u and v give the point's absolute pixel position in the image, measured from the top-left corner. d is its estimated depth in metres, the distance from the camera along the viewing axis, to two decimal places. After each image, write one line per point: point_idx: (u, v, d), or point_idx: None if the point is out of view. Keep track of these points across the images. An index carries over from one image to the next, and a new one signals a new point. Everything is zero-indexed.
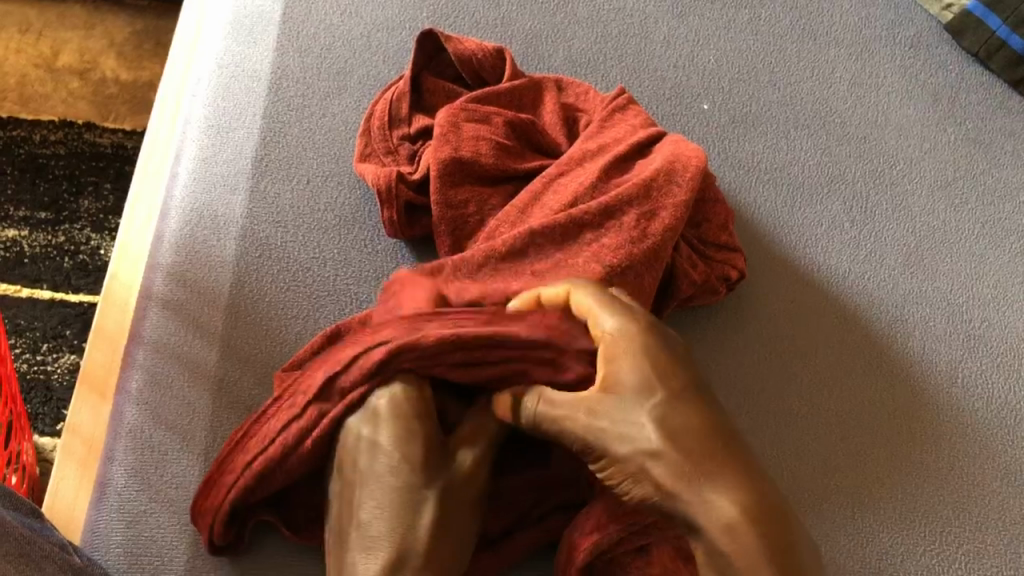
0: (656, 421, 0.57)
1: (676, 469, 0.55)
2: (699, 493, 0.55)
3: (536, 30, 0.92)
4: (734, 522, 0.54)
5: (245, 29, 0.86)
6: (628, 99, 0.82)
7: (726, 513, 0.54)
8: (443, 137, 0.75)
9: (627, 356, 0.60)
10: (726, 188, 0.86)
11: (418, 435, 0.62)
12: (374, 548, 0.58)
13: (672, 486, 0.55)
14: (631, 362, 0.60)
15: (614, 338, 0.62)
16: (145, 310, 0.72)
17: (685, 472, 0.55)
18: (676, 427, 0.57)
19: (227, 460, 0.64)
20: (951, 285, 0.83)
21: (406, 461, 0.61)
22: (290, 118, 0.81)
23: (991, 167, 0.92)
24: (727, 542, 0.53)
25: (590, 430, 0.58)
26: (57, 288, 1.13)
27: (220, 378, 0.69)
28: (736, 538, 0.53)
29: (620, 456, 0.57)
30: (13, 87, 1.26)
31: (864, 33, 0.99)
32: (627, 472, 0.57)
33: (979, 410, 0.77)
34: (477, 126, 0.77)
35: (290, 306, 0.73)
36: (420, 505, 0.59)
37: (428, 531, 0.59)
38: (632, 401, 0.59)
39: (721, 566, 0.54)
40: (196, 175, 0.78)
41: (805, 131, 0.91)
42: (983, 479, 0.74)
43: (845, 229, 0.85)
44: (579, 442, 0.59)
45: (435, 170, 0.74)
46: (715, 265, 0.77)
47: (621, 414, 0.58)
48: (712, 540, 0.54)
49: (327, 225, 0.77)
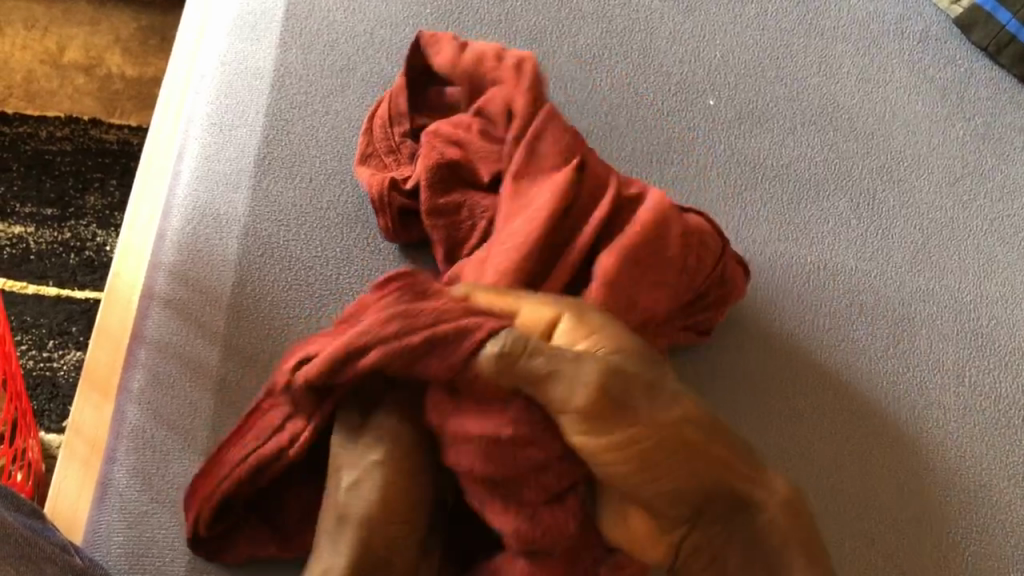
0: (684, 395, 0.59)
1: (728, 446, 0.59)
2: (750, 472, 0.59)
3: (541, 26, 0.92)
4: (787, 496, 0.59)
5: (248, 26, 0.85)
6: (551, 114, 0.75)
7: (780, 490, 0.59)
8: (428, 147, 0.76)
9: (605, 330, 0.61)
10: (732, 186, 0.86)
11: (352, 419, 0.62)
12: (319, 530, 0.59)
13: (731, 460, 0.59)
14: (615, 333, 0.61)
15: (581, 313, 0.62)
16: (147, 309, 0.72)
17: (724, 446, 0.59)
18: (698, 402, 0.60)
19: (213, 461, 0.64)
20: (959, 282, 0.83)
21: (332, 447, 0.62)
22: (292, 116, 0.81)
23: (1000, 163, 0.91)
24: (784, 511, 0.59)
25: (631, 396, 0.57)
26: (63, 284, 1.14)
27: (222, 377, 0.69)
28: (795, 510, 0.59)
29: (661, 422, 0.57)
30: (19, 83, 1.26)
31: (872, 27, 0.98)
32: (680, 445, 0.57)
33: (987, 409, 0.76)
34: (469, 139, 0.77)
35: (291, 306, 0.73)
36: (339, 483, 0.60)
37: (343, 504, 0.58)
38: (652, 370, 0.59)
39: (782, 539, 0.58)
40: (198, 174, 0.77)
41: (812, 127, 0.90)
42: (991, 479, 0.73)
43: (852, 226, 0.85)
44: (614, 408, 0.57)
45: (423, 179, 0.74)
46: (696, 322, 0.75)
47: (652, 381, 0.59)
48: (771, 510, 0.58)
49: (330, 223, 0.76)
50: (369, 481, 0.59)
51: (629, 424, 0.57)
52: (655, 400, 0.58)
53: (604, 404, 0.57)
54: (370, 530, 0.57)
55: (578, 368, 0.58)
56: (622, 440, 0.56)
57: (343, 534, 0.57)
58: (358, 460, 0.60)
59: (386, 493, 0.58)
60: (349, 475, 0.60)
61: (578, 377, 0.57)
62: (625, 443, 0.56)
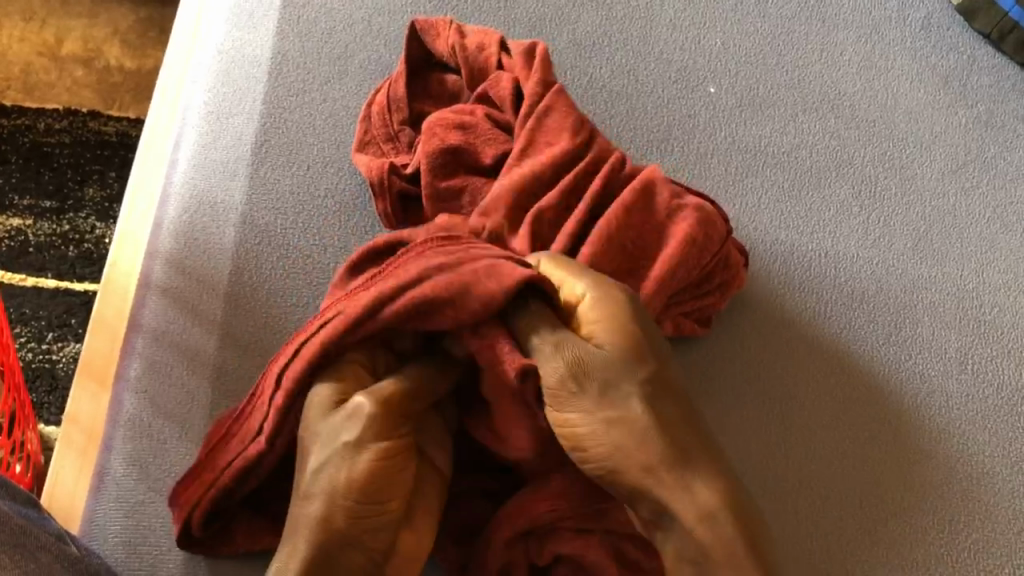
0: (646, 399, 0.58)
1: (662, 452, 0.56)
2: (681, 477, 0.56)
3: (540, 14, 0.91)
4: (714, 509, 0.55)
5: (245, 14, 0.85)
6: (552, 101, 0.75)
7: (707, 501, 0.55)
8: (430, 131, 0.75)
9: (609, 320, 0.61)
10: (733, 173, 0.85)
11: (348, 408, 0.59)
12: (299, 524, 0.55)
13: (655, 466, 0.56)
14: (612, 329, 0.61)
15: (591, 304, 0.62)
16: (143, 299, 0.71)
17: (671, 460, 0.56)
18: (664, 416, 0.58)
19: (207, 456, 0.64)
20: (960, 270, 0.82)
21: (310, 427, 0.59)
22: (290, 104, 0.80)
23: (1004, 151, 0.90)
24: (707, 531, 0.55)
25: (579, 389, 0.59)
26: (61, 277, 1.14)
27: (219, 366, 0.68)
28: (715, 524, 0.55)
29: (601, 420, 0.58)
30: (17, 75, 1.27)
31: (873, 15, 0.98)
32: (607, 441, 0.57)
33: (991, 399, 0.76)
34: (473, 123, 0.75)
35: (289, 294, 0.72)
36: (326, 477, 0.56)
37: (329, 502, 0.55)
38: (618, 378, 0.59)
39: (697, 555, 0.55)
40: (195, 162, 0.77)
41: (813, 114, 0.90)
42: (991, 467, 0.72)
43: (854, 214, 0.84)
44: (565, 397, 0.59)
45: (424, 164, 0.73)
46: (699, 304, 0.74)
47: (611, 381, 0.59)
48: (689, 523, 0.55)
49: (328, 211, 0.76)
50: (341, 464, 0.56)
51: (576, 414, 0.58)
52: (608, 400, 0.58)
53: (559, 390, 0.59)
54: (341, 518, 0.55)
55: (549, 355, 0.60)
56: (564, 421, 0.59)
57: (309, 517, 0.55)
58: (329, 442, 0.57)
59: (356, 471, 0.56)
60: (322, 456, 0.57)
61: (549, 360, 0.60)
62: (568, 424, 0.59)
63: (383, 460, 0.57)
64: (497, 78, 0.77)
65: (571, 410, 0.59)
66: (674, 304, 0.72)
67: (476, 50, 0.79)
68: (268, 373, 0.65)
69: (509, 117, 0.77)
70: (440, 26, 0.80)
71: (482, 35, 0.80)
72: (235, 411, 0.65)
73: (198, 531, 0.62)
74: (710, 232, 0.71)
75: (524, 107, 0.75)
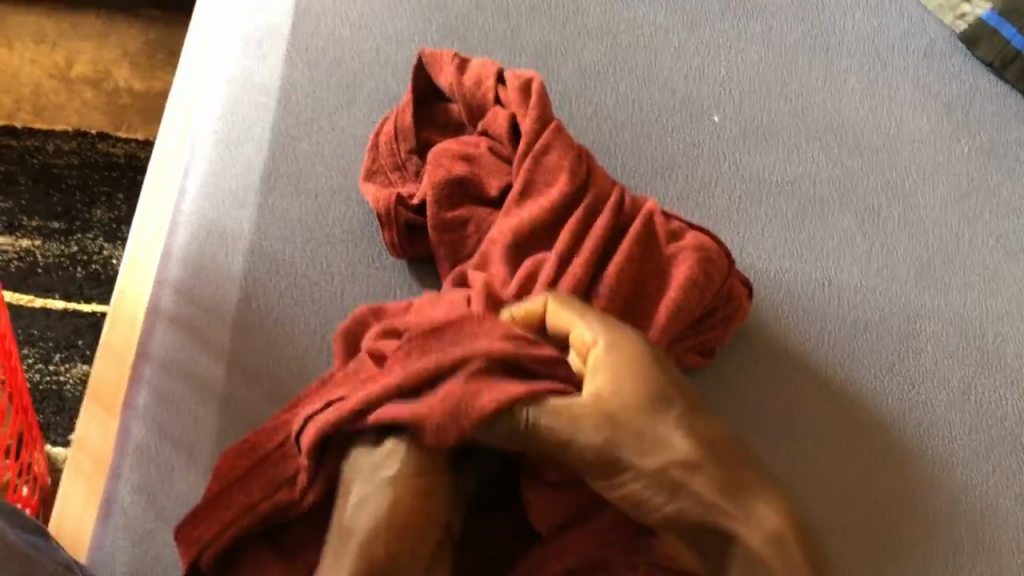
0: (686, 431, 0.60)
1: (716, 480, 0.58)
2: (739, 502, 0.58)
3: (546, 42, 0.92)
4: (780, 531, 0.57)
5: (255, 43, 0.86)
6: (551, 138, 0.76)
7: (772, 524, 0.57)
8: (436, 163, 0.76)
9: (629, 363, 0.63)
10: (737, 201, 0.86)
11: (391, 452, 0.60)
12: (338, 560, 0.56)
13: (713, 496, 0.58)
14: (634, 371, 0.62)
15: (608, 348, 0.64)
16: (152, 327, 0.72)
17: (719, 486, 0.58)
18: (705, 444, 0.60)
19: (225, 486, 0.64)
20: (964, 299, 0.82)
21: (351, 466, 0.60)
22: (299, 133, 0.81)
23: (1006, 180, 0.91)
24: (774, 550, 0.57)
25: (618, 436, 0.60)
26: (69, 297, 1.19)
27: (227, 395, 0.69)
28: (785, 546, 0.57)
29: (651, 463, 0.59)
30: (28, 97, 1.33)
31: (876, 44, 0.99)
32: (658, 483, 0.59)
33: (994, 428, 0.76)
34: (477, 155, 0.77)
35: (297, 322, 0.72)
36: (368, 515, 0.57)
37: (370, 539, 0.56)
38: (654, 416, 0.60)
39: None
40: (204, 191, 0.78)
41: (817, 142, 0.90)
42: (995, 499, 0.73)
43: (857, 242, 0.85)
44: (605, 447, 0.59)
45: (429, 199, 0.75)
46: (705, 337, 0.74)
47: (645, 419, 0.60)
48: (755, 546, 0.57)
49: (335, 240, 0.76)
50: (379, 496, 0.58)
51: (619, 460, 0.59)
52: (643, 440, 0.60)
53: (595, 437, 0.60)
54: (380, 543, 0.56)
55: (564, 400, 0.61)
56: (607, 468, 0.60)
57: (349, 553, 0.56)
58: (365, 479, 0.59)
59: (398, 499, 0.58)
60: (361, 490, 0.59)
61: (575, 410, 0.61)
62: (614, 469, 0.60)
63: (423, 495, 0.58)
64: (495, 115, 0.79)
65: (611, 455, 0.60)
66: (683, 340, 0.73)
67: (474, 84, 0.80)
68: (286, 419, 0.66)
69: (509, 152, 0.78)
70: (442, 60, 0.81)
71: (481, 69, 0.81)
72: (246, 440, 0.65)
73: (207, 565, 0.62)
74: (710, 272, 0.73)
75: (523, 144, 0.76)
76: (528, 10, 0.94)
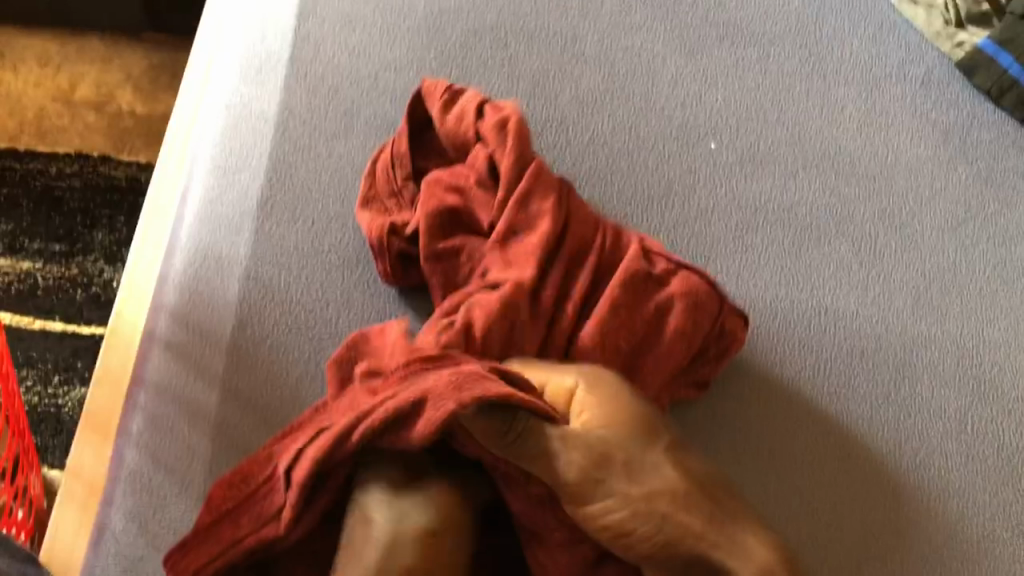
0: (672, 465, 0.62)
1: (705, 513, 0.60)
2: (729, 533, 0.60)
3: (544, 70, 0.93)
4: (770, 562, 0.59)
5: (254, 70, 0.87)
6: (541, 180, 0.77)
7: (760, 557, 0.59)
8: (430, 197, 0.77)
9: (610, 402, 0.64)
10: (733, 228, 0.86)
11: (422, 507, 0.59)
12: None
13: (702, 529, 0.59)
14: (615, 412, 0.64)
15: (589, 388, 0.65)
16: (147, 353, 0.72)
17: (709, 519, 0.60)
18: (691, 476, 0.62)
19: (216, 518, 0.63)
20: (961, 328, 0.82)
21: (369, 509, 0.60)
22: (296, 159, 0.82)
23: (1003, 208, 0.91)
24: None
25: (605, 473, 0.61)
26: (69, 320, 1.20)
27: (220, 421, 0.69)
28: None
29: (639, 498, 0.60)
30: (31, 120, 1.34)
31: (874, 71, 0.99)
32: (647, 517, 0.60)
33: (990, 458, 0.75)
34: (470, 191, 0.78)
35: (292, 349, 0.72)
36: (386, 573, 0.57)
37: None
38: (639, 452, 0.62)
39: None
40: (201, 216, 0.78)
41: (814, 170, 0.91)
42: (992, 530, 0.72)
43: (853, 270, 0.85)
44: (594, 484, 0.60)
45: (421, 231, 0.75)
46: (695, 372, 0.75)
47: (631, 456, 0.62)
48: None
49: (331, 266, 0.77)
50: (402, 549, 0.57)
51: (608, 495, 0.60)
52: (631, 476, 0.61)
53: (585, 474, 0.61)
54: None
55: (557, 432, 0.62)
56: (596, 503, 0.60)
57: None
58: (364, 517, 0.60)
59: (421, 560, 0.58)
60: (383, 540, 0.58)
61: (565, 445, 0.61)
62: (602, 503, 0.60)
63: (428, 523, 0.58)
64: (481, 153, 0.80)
65: (601, 490, 0.61)
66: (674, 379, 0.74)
67: (467, 120, 0.80)
68: (276, 455, 0.65)
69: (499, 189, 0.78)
70: (436, 95, 0.82)
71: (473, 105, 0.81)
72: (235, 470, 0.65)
73: None
74: (699, 321, 0.74)
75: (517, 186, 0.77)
76: (527, 38, 0.94)
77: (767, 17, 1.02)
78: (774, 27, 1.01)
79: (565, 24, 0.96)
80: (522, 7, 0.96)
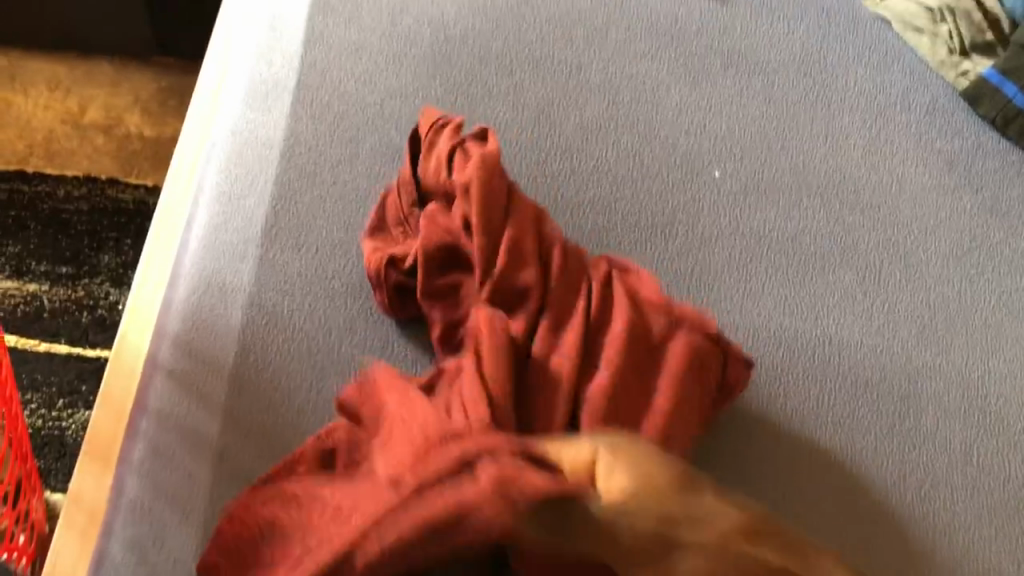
0: (728, 504, 0.61)
1: (779, 546, 0.60)
2: (804, 564, 0.60)
3: (548, 98, 0.93)
4: None
5: (261, 97, 0.87)
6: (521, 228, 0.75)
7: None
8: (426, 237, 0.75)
9: (638, 458, 0.62)
10: (737, 257, 0.86)
11: None
12: None
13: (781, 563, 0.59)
14: (647, 466, 0.61)
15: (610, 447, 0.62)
16: (150, 379, 0.72)
17: (779, 551, 0.60)
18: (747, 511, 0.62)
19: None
20: (966, 359, 0.82)
21: None
22: (301, 186, 0.82)
23: (1008, 238, 0.91)
24: None
25: (670, 533, 0.59)
26: (74, 342, 1.20)
27: (222, 450, 0.69)
28: None
29: (713, 546, 0.59)
30: (40, 143, 1.35)
31: (879, 100, 1.00)
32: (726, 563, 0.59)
33: (997, 491, 0.75)
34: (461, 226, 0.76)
35: (294, 376, 0.72)
36: None
37: None
38: (691, 498, 0.61)
39: None
40: (206, 243, 0.78)
41: (818, 199, 0.91)
42: (998, 564, 0.72)
43: (858, 300, 0.84)
44: (662, 550, 0.59)
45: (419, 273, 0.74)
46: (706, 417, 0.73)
47: (686, 505, 0.60)
48: None
49: (334, 293, 0.77)
50: None
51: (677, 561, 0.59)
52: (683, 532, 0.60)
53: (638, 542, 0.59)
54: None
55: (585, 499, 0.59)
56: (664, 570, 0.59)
57: None
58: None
59: None
60: None
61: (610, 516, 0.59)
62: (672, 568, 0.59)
63: None
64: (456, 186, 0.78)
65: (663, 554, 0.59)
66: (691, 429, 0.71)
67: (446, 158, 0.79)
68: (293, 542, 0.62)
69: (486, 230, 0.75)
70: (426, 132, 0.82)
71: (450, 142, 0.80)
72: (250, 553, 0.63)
73: None
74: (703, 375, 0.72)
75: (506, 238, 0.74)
76: (531, 66, 0.95)
77: (771, 46, 1.02)
78: (778, 55, 1.01)
79: (570, 52, 0.97)
80: (527, 36, 0.97)
